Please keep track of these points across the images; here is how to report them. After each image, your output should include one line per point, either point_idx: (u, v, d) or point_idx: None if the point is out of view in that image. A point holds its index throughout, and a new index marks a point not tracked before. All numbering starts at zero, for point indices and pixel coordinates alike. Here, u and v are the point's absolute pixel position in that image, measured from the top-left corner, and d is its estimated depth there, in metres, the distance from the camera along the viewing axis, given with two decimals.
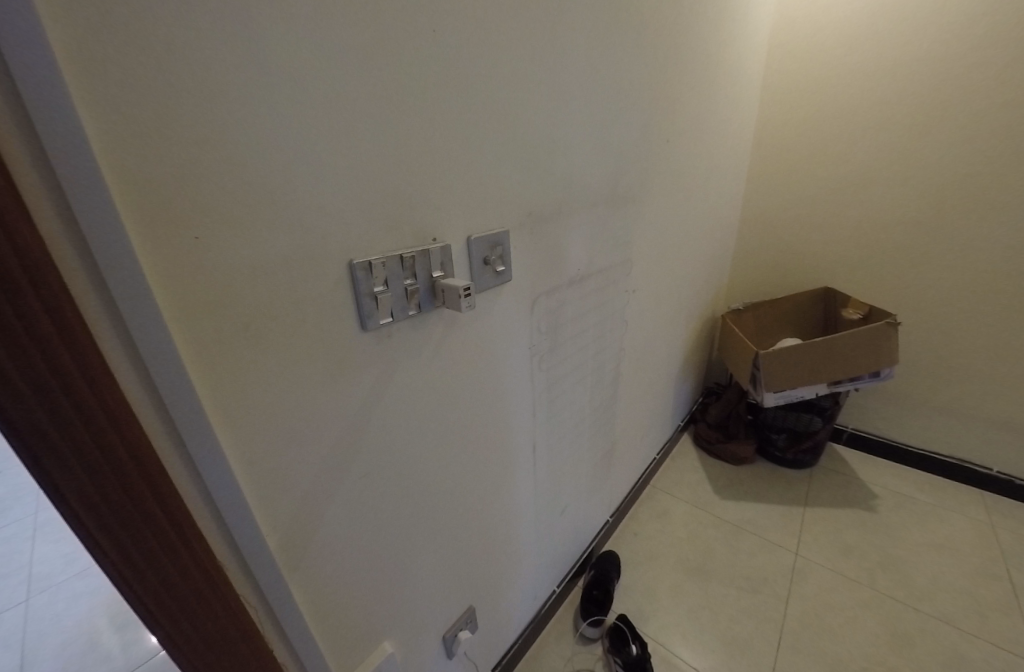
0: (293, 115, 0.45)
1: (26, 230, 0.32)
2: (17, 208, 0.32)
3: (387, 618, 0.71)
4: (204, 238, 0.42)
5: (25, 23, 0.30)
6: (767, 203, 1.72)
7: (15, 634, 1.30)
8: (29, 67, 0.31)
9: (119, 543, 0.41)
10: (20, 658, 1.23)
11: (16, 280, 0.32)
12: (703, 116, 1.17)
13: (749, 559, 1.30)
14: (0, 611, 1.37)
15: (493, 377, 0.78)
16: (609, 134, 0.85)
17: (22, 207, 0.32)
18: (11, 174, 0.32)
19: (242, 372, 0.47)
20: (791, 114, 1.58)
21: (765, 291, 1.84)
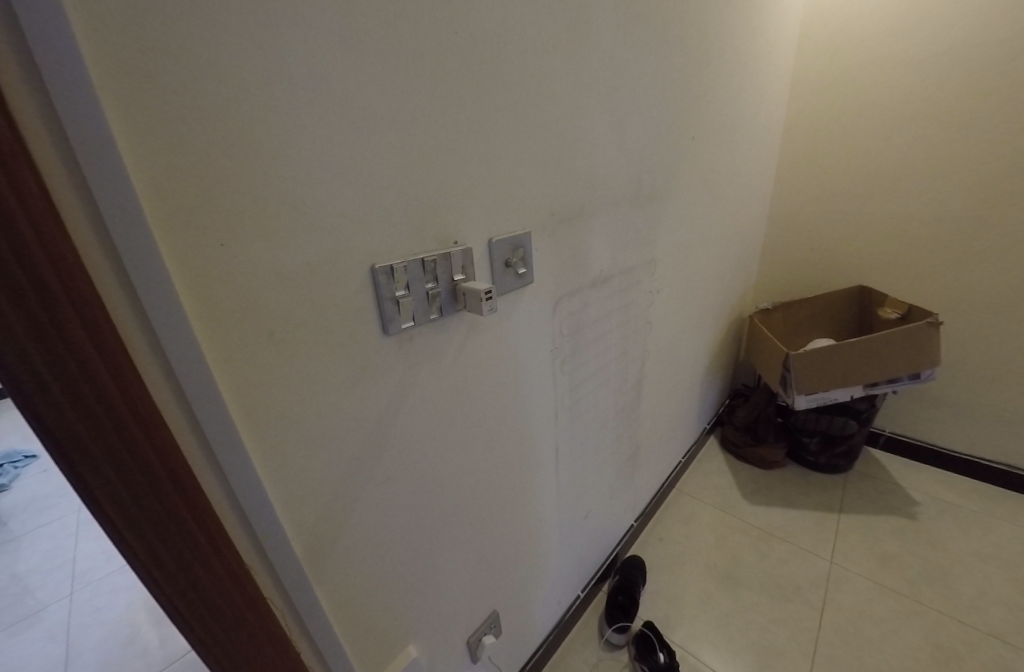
0: (316, 120, 0.45)
1: (61, 241, 0.33)
2: (53, 219, 0.33)
3: (411, 621, 0.71)
4: (230, 245, 0.42)
5: (57, 38, 0.31)
6: (796, 200, 1.66)
7: (60, 626, 1.36)
8: (64, 83, 0.31)
9: (150, 546, 0.42)
10: (65, 650, 1.29)
11: (52, 290, 0.33)
12: (730, 113, 1.14)
13: (780, 567, 1.25)
14: (47, 604, 1.44)
15: (515, 381, 0.77)
16: (632, 134, 0.83)
17: (57, 218, 0.33)
18: (47, 186, 0.33)
19: (267, 377, 0.48)
20: (822, 107, 1.52)
21: (795, 290, 1.78)
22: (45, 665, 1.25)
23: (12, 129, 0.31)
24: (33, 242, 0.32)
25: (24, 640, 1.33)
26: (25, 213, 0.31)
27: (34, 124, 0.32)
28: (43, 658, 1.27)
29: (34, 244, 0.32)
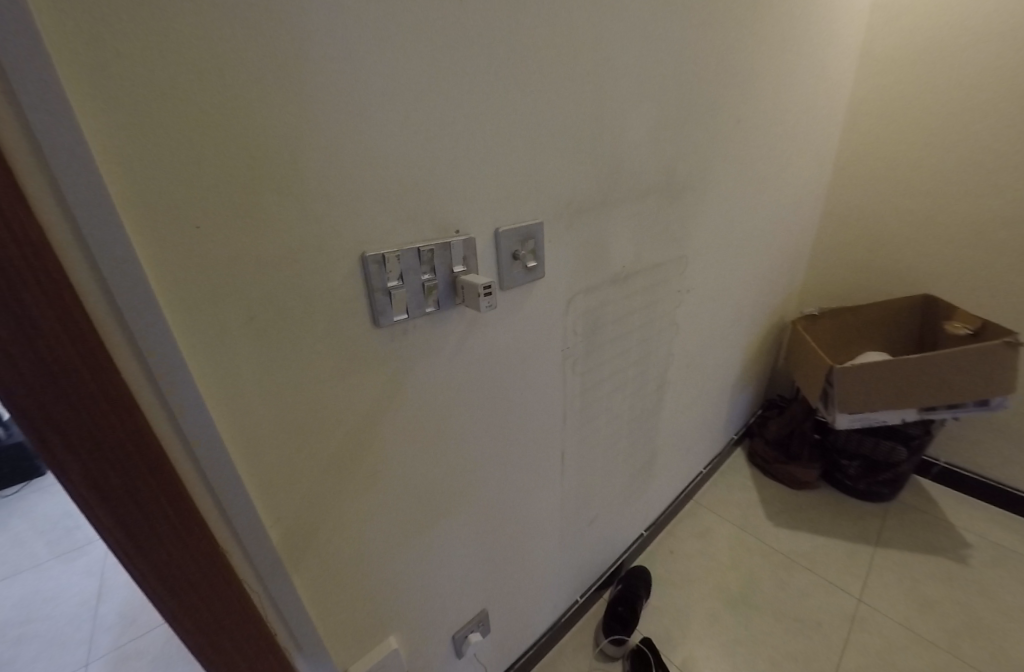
0: (303, 98, 0.42)
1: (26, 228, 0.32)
2: (17, 203, 0.31)
3: (396, 614, 0.71)
4: (206, 227, 0.40)
5: (11, 11, 0.28)
6: (857, 196, 1.49)
7: (98, 563, 1.48)
8: (20, 61, 0.29)
9: (124, 526, 0.42)
10: (100, 587, 1.40)
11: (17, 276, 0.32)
12: (784, 94, 1.01)
13: (800, 597, 1.17)
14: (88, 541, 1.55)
15: (519, 381, 0.73)
16: (664, 114, 0.74)
17: (21, 201, 0.32)
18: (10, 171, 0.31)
19: (245, 366, 0.46)
20: (898, 91, 1.34)
21: (848, 296, 1.62)
22: (81, 598, 1.36)
23: None
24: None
25: (66, 573, 1.44)
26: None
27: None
28: (80, 591, 1.38)
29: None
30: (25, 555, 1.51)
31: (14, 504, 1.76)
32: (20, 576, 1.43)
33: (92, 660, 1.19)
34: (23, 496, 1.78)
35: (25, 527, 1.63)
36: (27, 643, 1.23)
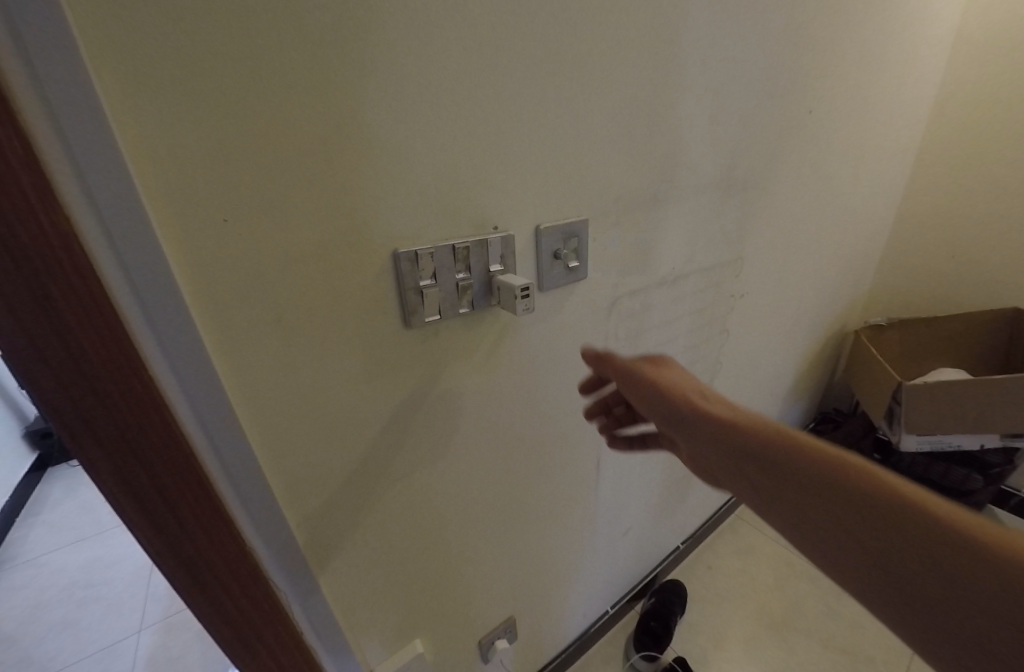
0: (338, 84, 0.39)
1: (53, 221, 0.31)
2: (47, 197, 0.30)
3: (422, 617, 0.69)
4: (234, 220, 0.38)
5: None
6: (940, 194, 1.33)
7: None
8: (47, 51, 0.28)
9: (151, 520, 0.41)
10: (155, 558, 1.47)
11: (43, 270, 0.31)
12: (865, 79, 0.90)
13: (850, 628, 1.07)
14: None
15: (555, 387, 0.69)
16: (728, 102, 0.67)
17: (50, 195, 0.31)
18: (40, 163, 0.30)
19: (273, 366, 0.44)
20: (997, 75, 1.19)
21: (922, 305, 1.46)
22: (137, 567, 1.44)
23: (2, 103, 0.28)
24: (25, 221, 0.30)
25: (127, 540, 1.54)
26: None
27: (23, 96, 0.29)
28: (136, 560, 1.46)
29: (14, 197, 0.29)
30: (91, 521, 1.62)
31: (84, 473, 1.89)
32: (87, 540, 1.54)
33: (143, 627, 1.25)
34: None
35: (93, 495, 1.75)
36: (88, 605, 1.31)
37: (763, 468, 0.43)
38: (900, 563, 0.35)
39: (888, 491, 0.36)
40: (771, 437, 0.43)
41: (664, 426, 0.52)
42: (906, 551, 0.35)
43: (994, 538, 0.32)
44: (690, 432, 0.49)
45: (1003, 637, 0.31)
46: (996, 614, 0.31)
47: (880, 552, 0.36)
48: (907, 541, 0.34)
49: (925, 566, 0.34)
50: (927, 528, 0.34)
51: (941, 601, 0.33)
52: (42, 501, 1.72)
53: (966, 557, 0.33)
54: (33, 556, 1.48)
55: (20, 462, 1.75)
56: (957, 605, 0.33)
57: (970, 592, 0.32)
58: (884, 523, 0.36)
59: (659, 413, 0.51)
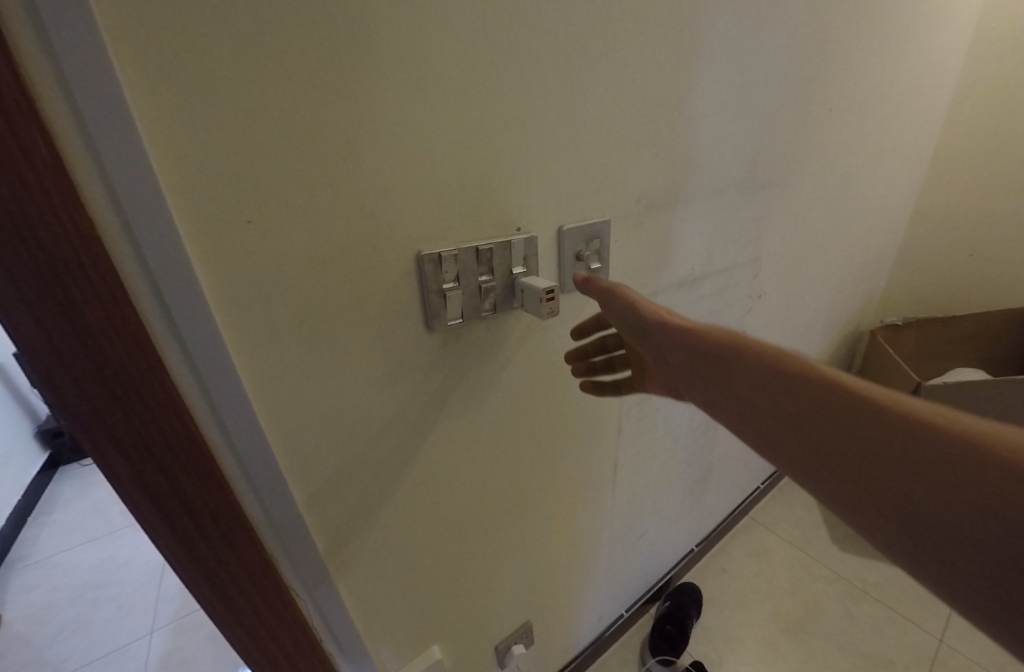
0: (364, 83, 0.38)
1: (78, 224, 0.30)
2: (71, 199, 0.30)
3: (440, 623, 0.68)
4: (257, 221, 0.37)
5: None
6: (957, 191, 1.31)
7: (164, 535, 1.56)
8: (74, 49, 0.27)
9: (174, 529, 0.40)
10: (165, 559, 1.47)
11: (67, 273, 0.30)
12: (884, 77, 0.89)
13: (868, 632, 1.06)
14: None
15: (574, 390, 0.68)
16: (750, 99, 0.66)
17: (75, 197, 0.30)
18: (65, 165, 0.29)
19: (294, 371, 0.43)
20: (1015, 72, 1.17)
21: (940, 302, 1.45)
22: (148, 567, 1.43)
23: (27, 103, 0.27)
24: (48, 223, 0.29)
25: (137, 540, 1.53)
26: (15, 164, 0.27)
27: (49, 97, 0.28)
28: (147, 560, 1.45)
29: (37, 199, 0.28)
30: (101, 521, 1.61)
31: (93, 472, 1.89)
32: (98, 540, 1.54)
33: (155, 629, 1.25)
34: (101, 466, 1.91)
35: (103, 495, 1.74)
36: (100, 606, 1.31)
37: (753, 380, 0.42)
38: (887, 461, 0.34)
39: (886, 398, 0.35)
40: (759, 349, 0.42)
41: (641, 347, 0.50)
42: (894, 447, 0.34)
43: (981, 431, 0.32)
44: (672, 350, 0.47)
45: (985, 529, 0.30)
46: (983, 505, 0.30)
47: (867, 452, 0.35)
48: (896, 439, 0.33)
49: (913, 461, 0.33)
50: (916, 424, 0.33)
51: (931, 505, 0.32)
52: (54, 500, 1.72)
53: (954, 453, 0.32)
54: (45, 556, 1.48)
55: (31, 461, 1.75)
56: (943, 501, 0.31)
57: (958, 486, 0.31)
58: (872, 421, 0.35)
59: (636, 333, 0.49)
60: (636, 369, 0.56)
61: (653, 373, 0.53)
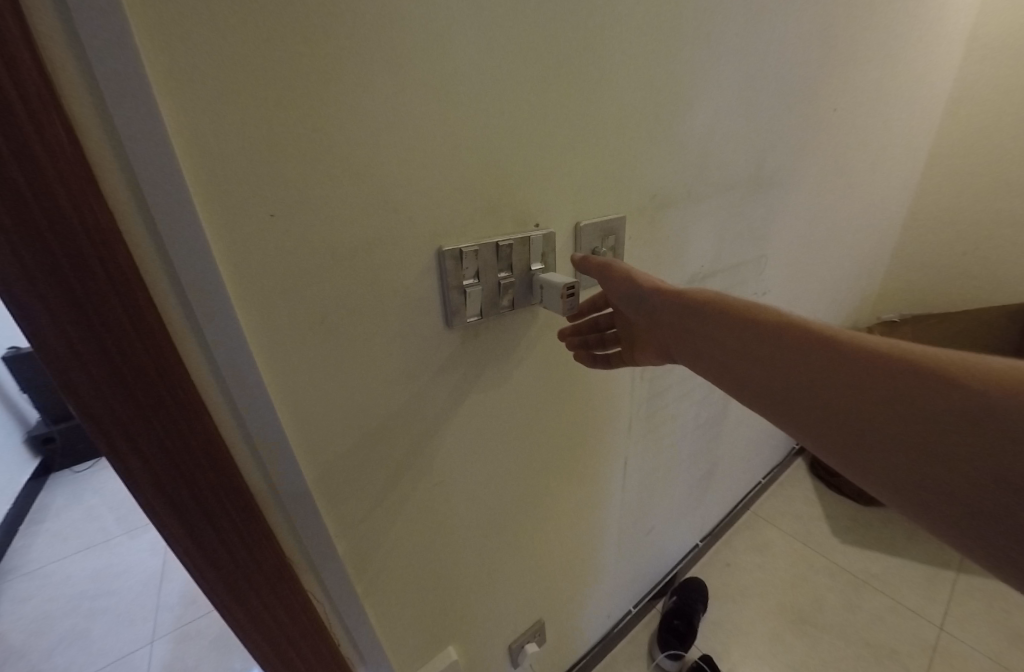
0: (388, 76, 0.38)
1: (102, 220, 0.29)
2: (95, 194, 0.29)
3: (456, 624, 0.68)
4: (280, 216, 0.37)
5: None
6: (951, 190, 1.34)
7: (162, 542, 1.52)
8: (101, 39, 0.26)
9: (192, 534, 0.39)
10: (163, 566, 1.44)
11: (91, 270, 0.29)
12: (886, 75, 0.91)
13: (871, 622, 1.08)
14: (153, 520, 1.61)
15: (588, 387, 0.68)
16: (761, 97, 0.66)
17: (98, 192, 0.29)
18: (88, 160, 0.28)
19: (315, 369, 0.42)
20: (1006, 72, 1.20)
21: (934, 299, 1.48)
22: (147, 574, 1.40)
23: (51, 95, 0.26)
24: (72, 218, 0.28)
25: (134, 547, 1.50)
26: (38, 157, 0.26)
27: (74, 90, 0.27)
28: (145, 568, 1.42)
29: (60, 193, 0.27)
30: (96, 529, 1.58)
31: (87, 478, 1.84)
32: (93, 548, 1.50)
33: (156, 638, 1.22)
34: (95, 473, 1.86)
35: (98, 501, 1.70)
36: (98, 616, 1.28)
37: (746, 342, 0.43)
38: (889, 405, 0.35)
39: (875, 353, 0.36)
40: (749, 313, 0.44)
41: (637, 316, 0.51)
42: (896, 391, 0.35)
43: (975, 366, 0.33)
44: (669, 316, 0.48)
45: (990, 460, 0.31)
46: (978, 435, 0.31)
47: (869, 397, 0.36)
48: (891, 390, 0.35)
49: (914, 403, 0.34)
50: (911, 367, 0.35)
51: (927, 450, 0.33)
52: (45, 509, 1.67)
53: (946, 394, 0.33)
54: (39, 566, 1.44)
55: (22, 468, 1.70)
56: (947, 437, 0.33)
57: (952, 428, 0.32)
58: (872, 369, 0.36)
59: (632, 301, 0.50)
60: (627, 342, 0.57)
61: (647, 342, 0.53)
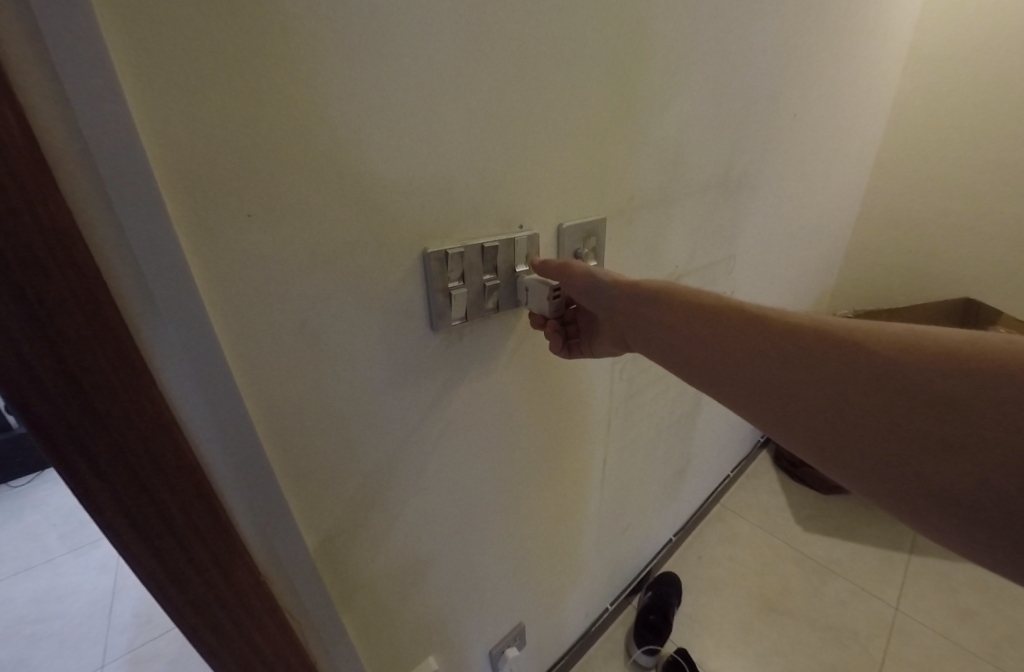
0: (374, 75, 0.36)
1: (61, 220, 0.27)
2: (53, 191, 0.26)
3: (437, 633, 0.66)
4: (257, 216, 0.35)
5: None
6: (895, 194, 1.45)
7: (112, 558, 1.42)
8: (60, 24, 0.24)
9: (159, 555, 0.36)
10: (114, 585, 1.34)
11: (48, 275, 0.27)
12: (839, 88, 0.97)
13: (831, 606, 1.14)
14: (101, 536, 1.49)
15: (569, 387, 0.68)
16: (731, 103, 0.69)
17: (55, 189, 0.26)
18: (45, 155, 0.26)
19: (293, 376, 0.40)
20: (940, 90, 1.32)
21: (882, 297, 1.59)
22: (96, 594, 1.30)
23: (2, 83, 0.24)
24: (26, 216, 0.25)
25: (80, 565, 1.39)
26: None
27: (30, 80, 0.25)
28: (94, 587, 1.32)
29: (14, 189, 0.25)
30: (37, 548, 1.45)
31: (25, 492, 1.69)
32: (32, 569, 1.37)
33: (106, 663, 1.13)
34: (34, 487, 1.71)
35: (37, 518, 1.56)
36: (39, 643, 1.17)
37: (693, 321, 0.45)
38: (822, 375, 0.37)
39: (805, 325, 0.39)
40: (697, 296, 0.46)
41: (595, 308, 0.51)
42: (827, 361, 0.37)
43: (888, 332, 0.36)
44: (625, 305, 0.48)
45: (901, 417, 0.33)
46: (896, 398, 0.34)
47: (802, 367, 0.38)
48: (820, 360, 0.37)
49: (842, 370, 0.36)
50: (839, 339, 0.37)
51: (848, 415, 0.35)
52: None
53: (867, 361, 0.36)
54: None
55: None
56: (869, 399, 0.35)
57: (871, 389, 0.35)
58: (804, 341, 0.38)
59: (588, 293, 0.50)
60: (586, 333, 0.57)
61: (604, 333, 0.53)
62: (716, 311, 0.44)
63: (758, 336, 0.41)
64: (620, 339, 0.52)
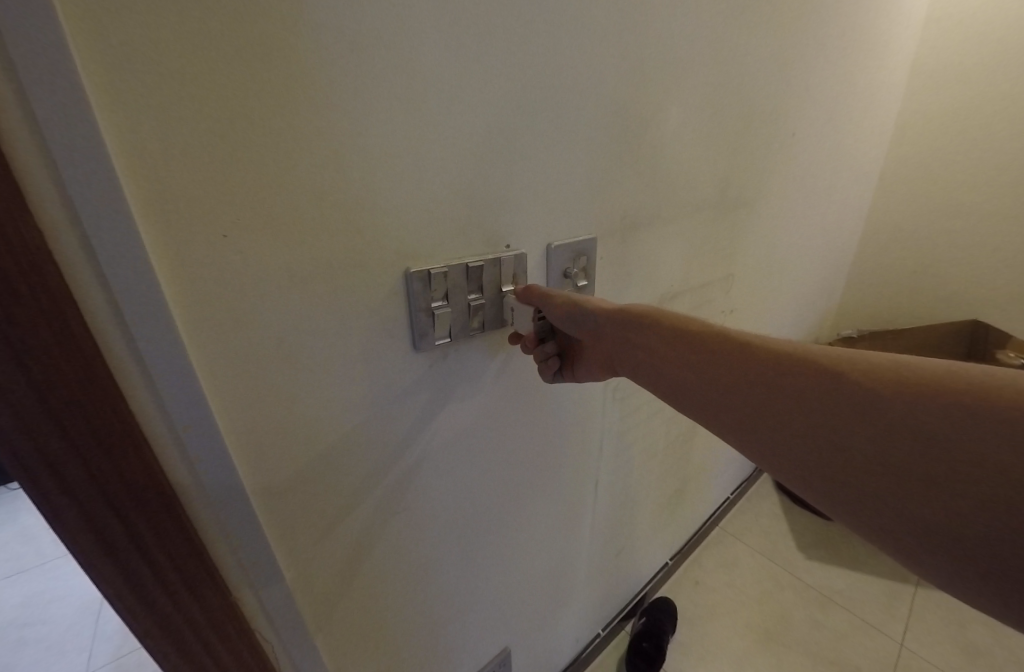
0: (356, 99, 0.36)
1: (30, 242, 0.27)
2: (23, 213, 0.26)
3: (419, 657, 0.65)
4: (234, 237, 0.34)
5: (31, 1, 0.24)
6: (901, 214, 1.43)
7: None
8: (32, 54, 0.24)
9: (126, 577, 0.35)
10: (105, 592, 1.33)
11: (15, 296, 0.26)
12: (838, 108, 0.97)
13: (833, 639, 1.10)
14: None
15: (560, 407, 0.67)
16: (726, 124, 0.69)
17: (26, 211, 0.26)
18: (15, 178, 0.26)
19: (270, 396, 0.40)
20: (944, 112, 1.30)
21: (888, 317, 1.56)
22: (86, 600, 1.30)
23: None
24: None
25: (72, 570, 1.39)
26: None
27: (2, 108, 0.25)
28: (84, 593, 1.31)
29: None
30: (32, 551, 1.45)
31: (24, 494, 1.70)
32: (25, 572, 1.37)
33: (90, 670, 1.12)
34: None
35: (35, 520, 1.57)
36: (26, 647, 1.17)
37: (677, 347, 0.44)
38: (806, 406, 0.36)
39: (789, 354, 0.38)
40: (682, 321, 0.45)
41: (580, 333, 0.50)
42: (811, 391, 0.36)
43: (870, 362, 0.35)
44: (611, 330, 0.48)
45: (888, 450, 0.32)
46: (882, 431, 0.32)
47: (786, 397, 0.37)
48: (804, 390, 0.36)
49: (827, 401, 0.35)
50: (822, 369, 0.36)
51: (834, 449, 0.34)
52: None
53: (851, 392, 0.34)
54: None
55: None
56: (854, 431, 0.33)
57: (856, 421, 0.34)
58: (787, 371, 0.37)
59: (573, 320, 0.49)
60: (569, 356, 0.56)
61: (591, 357, 0.53)
62: (701, 337, 0.43)
63: (743, 365, 0.39)
64: (607, 362, 0.51)
